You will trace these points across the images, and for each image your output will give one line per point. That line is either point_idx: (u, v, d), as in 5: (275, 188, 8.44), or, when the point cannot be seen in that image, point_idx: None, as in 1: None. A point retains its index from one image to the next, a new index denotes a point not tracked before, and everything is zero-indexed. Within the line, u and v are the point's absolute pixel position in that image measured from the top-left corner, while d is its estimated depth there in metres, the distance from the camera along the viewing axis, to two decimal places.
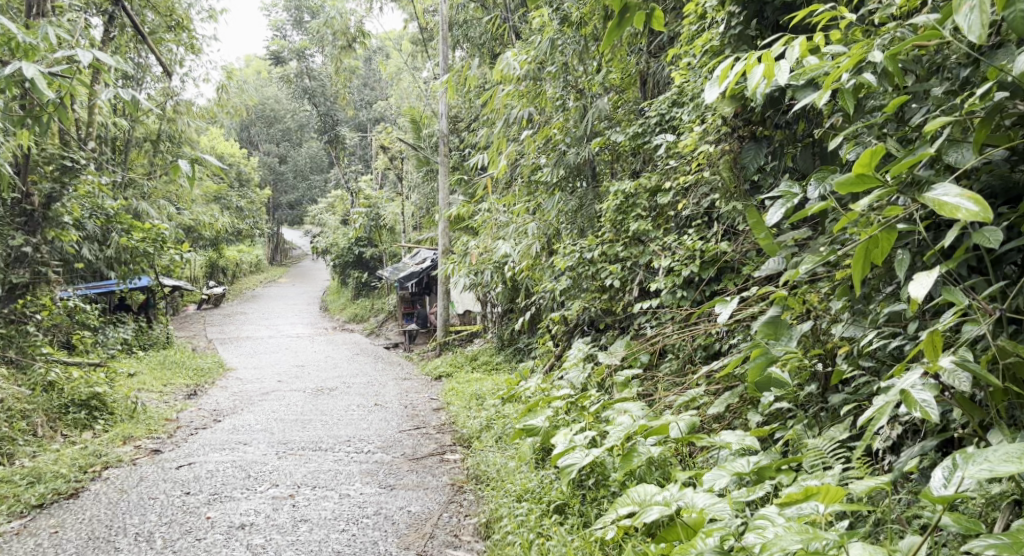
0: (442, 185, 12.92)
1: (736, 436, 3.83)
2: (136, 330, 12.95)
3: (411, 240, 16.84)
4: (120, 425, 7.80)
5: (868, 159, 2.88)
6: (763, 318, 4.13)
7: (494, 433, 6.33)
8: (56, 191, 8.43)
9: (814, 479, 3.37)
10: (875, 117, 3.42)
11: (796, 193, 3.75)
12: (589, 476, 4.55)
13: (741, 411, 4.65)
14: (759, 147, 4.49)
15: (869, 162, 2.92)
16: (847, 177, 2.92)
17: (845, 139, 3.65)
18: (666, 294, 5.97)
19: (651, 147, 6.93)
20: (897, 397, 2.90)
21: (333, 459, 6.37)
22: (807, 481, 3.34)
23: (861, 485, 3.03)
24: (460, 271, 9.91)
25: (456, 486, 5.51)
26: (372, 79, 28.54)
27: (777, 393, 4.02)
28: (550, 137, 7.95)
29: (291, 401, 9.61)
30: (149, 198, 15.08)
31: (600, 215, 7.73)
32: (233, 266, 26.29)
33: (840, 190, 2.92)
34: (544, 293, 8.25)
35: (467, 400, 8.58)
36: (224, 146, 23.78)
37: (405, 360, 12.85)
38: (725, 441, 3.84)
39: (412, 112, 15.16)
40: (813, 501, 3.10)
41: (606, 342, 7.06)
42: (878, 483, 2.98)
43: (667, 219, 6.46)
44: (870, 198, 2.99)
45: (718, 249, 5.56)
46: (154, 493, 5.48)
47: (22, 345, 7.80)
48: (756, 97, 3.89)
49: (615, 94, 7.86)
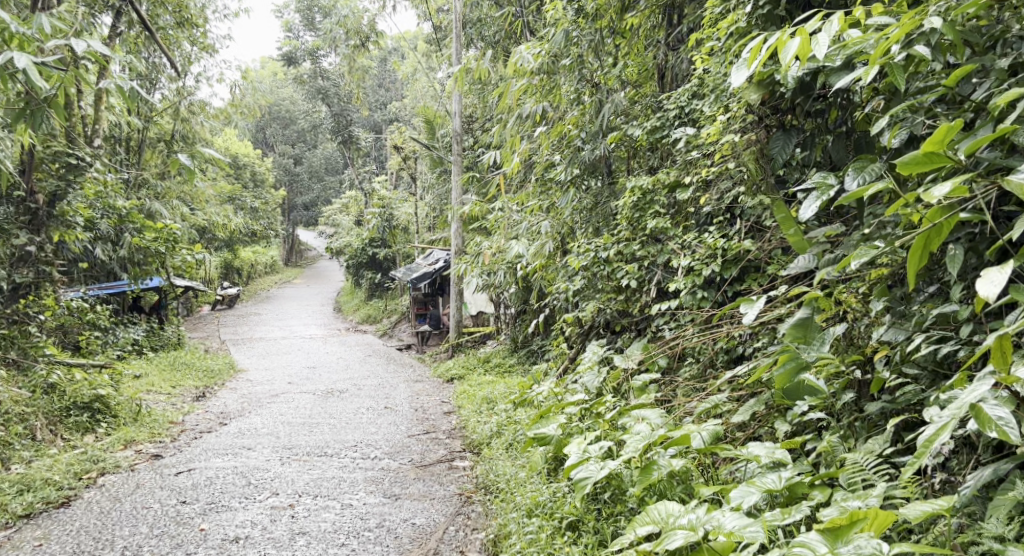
0: (455, 185, 12.67)
1: (765, 449, 3.55)
2: (147, 331, 12.76)
3: (425, 241, 16.60)
4: (124, 427, 7.58)
5: (940, 138, 2.78)
6: (791, 320, 3.90)
7: (505, 440, 6.06)
8: (60, 189, 8.36)
9: (857, 500, 3.08)
10: (925, 96, 3.17)
11: (832, 184, 3.55)
12: (605, 490, 4.27)
13: (767, 419, 4.36)
14: (789, 135, 4.22)
15: (940, 141, 2.82)
16: (913, 157, 2.83)
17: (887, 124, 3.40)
18: (686, 295, 5.69)
19: (670, 141, 6.64)
20: (969, 412, 2.67)
21: (337, 466, 6.11)
22: (848, 502, 3.08)
23: (916, 512, 2.81)
24: (473, 272, 9.65)
25: (464, 496, 5.24)
26: (386, 80, 28.33)
27: (810, 401, 3.76)
28: (565, 132, 7.66)
29: (300, 404, 9.37)
30: (162, 197, 14.90)
31: (616, 213, 7.44)
32: (247, 267, 26.13)
33: (905, 170, 2.84)
34: (558, 294, 7.96)
35: (478, 404, 8.33)
36: (237, 146, 23.62)
37: (417, 362, 12.59)
38: (753, 455, 3.55)
39: (426, 112, 14.96)
40: (875, 539, 2.78)
41: (622, 345, 6.78)
42: (936, 510, 2.80)
43: (686, 217, 6.18)
44: (942, 182, 2.81)
45: (742, 247, 5.29)
46: (148, 502, 5.24)
47: (25, 346, 7.59)
48: (789, 80, 3.64)
49: (632, 89, 7.58)
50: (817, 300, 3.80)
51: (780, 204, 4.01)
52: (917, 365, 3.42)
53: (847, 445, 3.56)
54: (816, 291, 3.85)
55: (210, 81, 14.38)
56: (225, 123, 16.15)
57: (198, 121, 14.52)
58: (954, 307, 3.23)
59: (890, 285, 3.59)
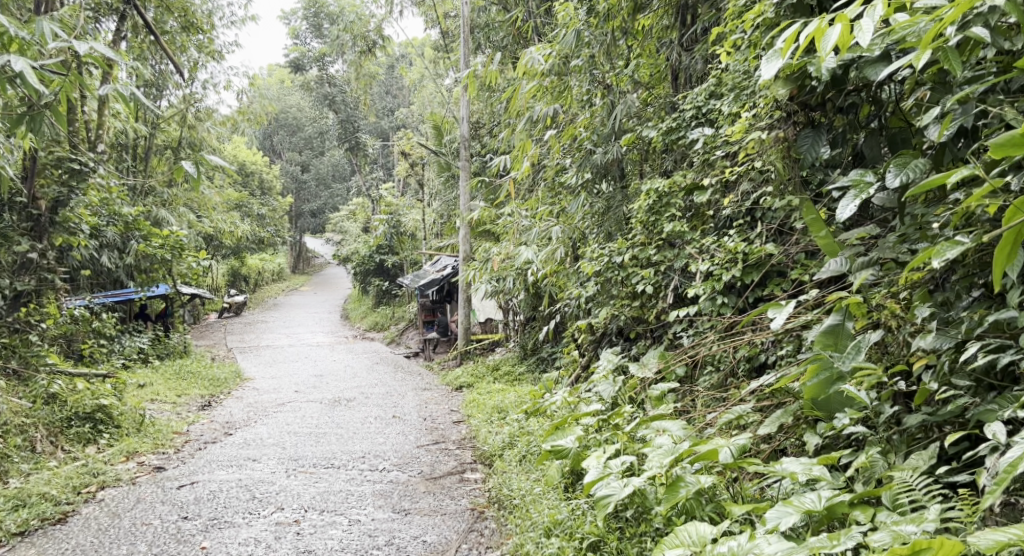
0: (462, 191, 12.46)
1: (802, 465, 3.35)
2: (153, 339, 12.58)
3: (433, 247, 16.43)
4: (127, 438, 7.38)
5: None
6: (821, 326, 3.67)
7: (518, 451, 5.85)
8: (63, 194, 8.08)
9: (910, 524, 2.87)
10: (984, 83, 2.97)
11: (871, 181, 3.34)
12: (628, 508, 4.05)
13: (795, 431, 4.16)
14: (818, 132, 3.95)
15: None
16: (1008, 137, 2.59)
17: (936, 117, 3.19)
18: (705, 301, 5.51)
19: (687, 142, 6.40)
20: None
21: (345, 478, 5.90)
22: (900, 526, 2.87)
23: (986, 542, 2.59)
24: (481, 278, 9.41)
25: (476, 512, 5.03)
26: (394, 87, 28.09)
27: (852, 412, 3.54)
28: (576, 135, 7.45)
29: (307, 413, 9.18)
30: (168, 205, 14.73)
31: (630, 217, 7.25)
32: (254, 275, 25.94)
33: (998, 152, 2.59)
34: (569, 301, 7.74)
35: (488, 413, 8.12)
36: (244, 153, 23.48)
37: (426, 370, 12.39)
38: (788, 471, 3.36)
39: (435, 118, 14.79)
40: None
41: (638, 353, 6.57)
42: (1011, 539, 2.58)
43: (704, 220, 5.98)
44: None
45: (765, 251, 5.10)
46: (148, 518, 5.04)
47: (26, 356, 7.40)
48: (823, 73, 3.45)
49: (645, 90, 7.37)
50: (849, 306, 3.60)
51: (809, 206, 3.82)
52: (969, 376, 3.25)
53: (889, 457, 3.36)
54: (846, 294, 3.62)
55: (216, 88, 14.22)
56: (232, 130, 15.96)
57: (204, 128, 14.34)
58: (1011, 313, 3.08)
59: (931, 289, 3.44)
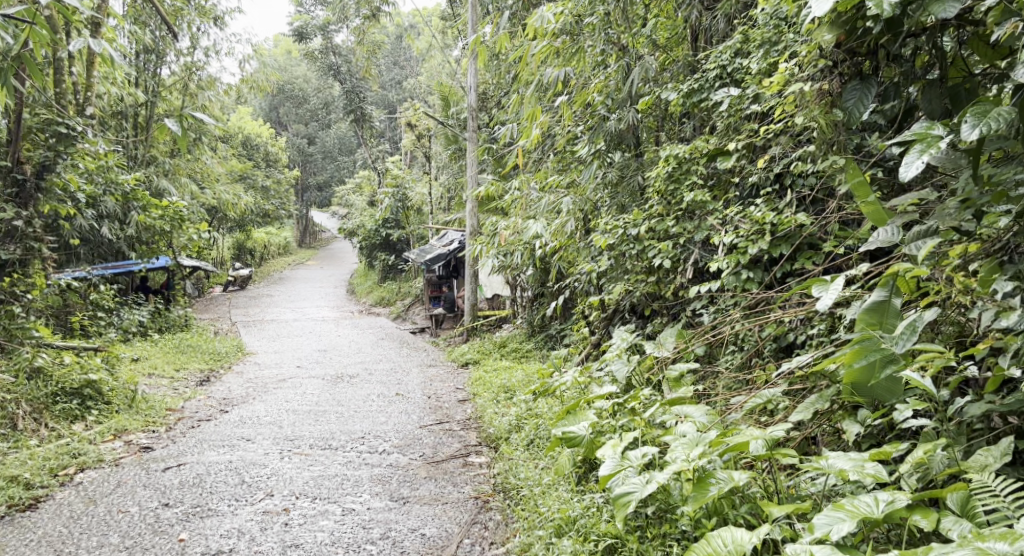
0: (469, 162, 12.00)
1: (852, 462, 2.97)
2: (153, 313, 12.20)
3: (439, 221, 16.02)
4: (116, 415, 7.00)
5: None
6: (866, 303, 3.30)
7: (526, 435, 5.47)
8: (50, 159, 7.67)
9: (998, 541, 2.55)
10: None
11: (940, 134, 2.93)
12: (649, 505, 3.67)
13: (832, 418, 3.79)
14: (867, 85, 3.45)
15: None
16: None
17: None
18: (729, 276, 5.14)
19: (711, 104, 5.91)
20: None
21: (341, 461, 5.52)
22: (987, 543, 2.55)
23: None
24: (488, 253, 8.94)
25: (481, 501, 4.67)
26: (401, 58, 27.38)
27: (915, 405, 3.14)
28: (589, 100, 6.95)
29: (307, 390, 8.82)
30: (170, 174, 14.29)
31: (646, 187, 6.84)
32: (261, 248, 25.55)
33: None
34: (580, 276, 7.33)
35: (494, 392, 7.74)
36: (249, 125, 23.01)
37: (430, 346, 12.03)
38: (836, 467, 2.98)
39: (442, 88, 14.31)
40: None
41: (653, 331, 6.17)
42: None
43: (727, 190, 5.58)
44: None
45: (796, 222, 4.76)
46: (125, 505, 4.71)
47: (10, 328, 6.90)
48: (886, 11, 3.05)
49: (662, 53, 6.92)
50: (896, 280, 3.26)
51: (853, 170, 3.43)
52: None
53: (952, 449, 3.01)
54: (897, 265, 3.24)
55: (219, 55, 13.78)
56: (233, 100, 15.47)
57: (206, 97, 13.90)
58: None
59: (1001, 261, 3.10)
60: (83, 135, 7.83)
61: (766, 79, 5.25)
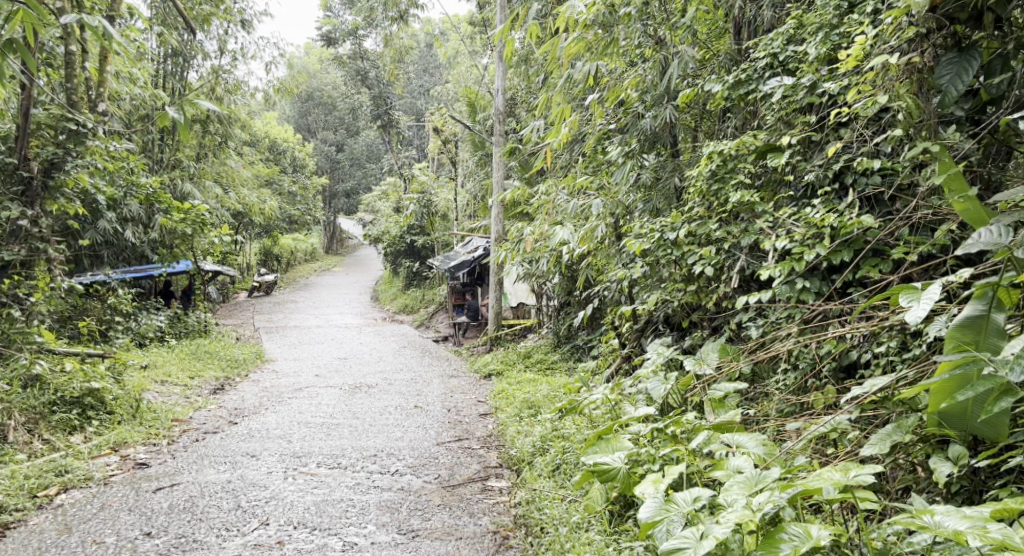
0: (495, 166, 11.45)
1: (968, 522, 2.59)
2: (170, 317, 11.79)
3: (465, 228, 15.49)
4: (118, 426, 6.47)
5: None
6: (959, 320, 2.95)
7: (551, 459, 4.92)
8: (58, 157, 7.17)
9: None
10: None
11: None
12: None
13: (915, 453, 3.21)
14: (965, 60, 3.58)
15: None
16: None
17: None
18: (781, 285, 4.58)
19: (760, 97, 5.30)
20: None
21: (348, 484, 5.00)
22: None
23: None
24: (513, 262, 8.38)
25: (499, 537, 4.18)
26: (429, 66, 26.93)
27: None
28: (623, 96, 6.38)
29: (323, 400, 8.32)
30: (194, 178, 13.83)
31: (683, 189, 6.27)
32: (287, 253, 25.09)
33: None
34: (610, 284, 6.75)
35: (518, 408, 7.18)
36: (275, 130, 22.60)
37: (453, 355, 11.48)
38: (950, 527, 2.61)
39: (469, 92, 13.78)
40: None
41: (692, 345, 5.59)
42: None
43: (779, 190, 5.01)
44: None
45: (860, 225, 4.21)
46: (104, 534, 4.27)
47: (10, 333, 6.32)
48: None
49: (704, 46, 6.35)
50: (997, 294, 2.91)
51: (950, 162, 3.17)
52: None
53: None
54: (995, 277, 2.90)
55: (244, 58, 13.39)
56: (256, 102, 15.04)
57: (231, 100, 13.48)
58: None
59: None
60: (96, 132, 7.35)
61: (826, 66, 4.70)
